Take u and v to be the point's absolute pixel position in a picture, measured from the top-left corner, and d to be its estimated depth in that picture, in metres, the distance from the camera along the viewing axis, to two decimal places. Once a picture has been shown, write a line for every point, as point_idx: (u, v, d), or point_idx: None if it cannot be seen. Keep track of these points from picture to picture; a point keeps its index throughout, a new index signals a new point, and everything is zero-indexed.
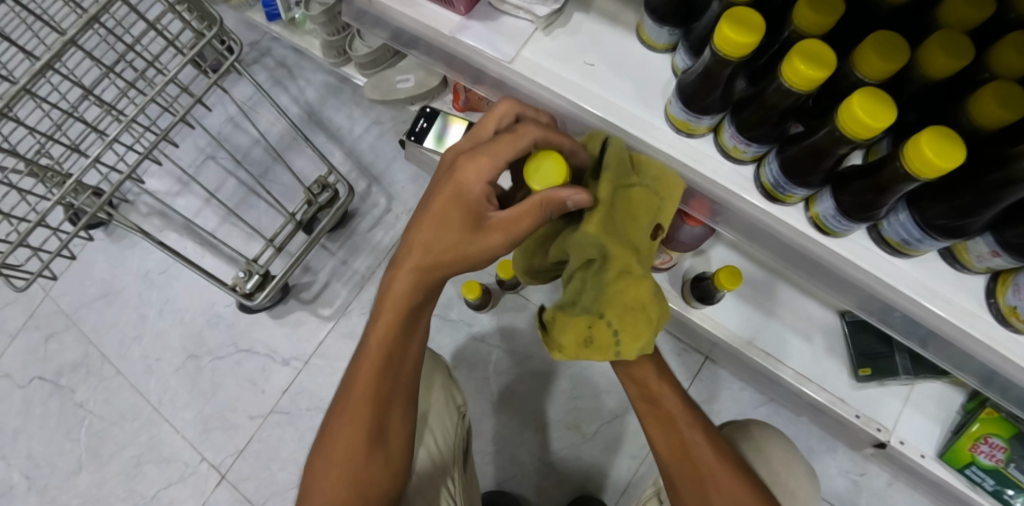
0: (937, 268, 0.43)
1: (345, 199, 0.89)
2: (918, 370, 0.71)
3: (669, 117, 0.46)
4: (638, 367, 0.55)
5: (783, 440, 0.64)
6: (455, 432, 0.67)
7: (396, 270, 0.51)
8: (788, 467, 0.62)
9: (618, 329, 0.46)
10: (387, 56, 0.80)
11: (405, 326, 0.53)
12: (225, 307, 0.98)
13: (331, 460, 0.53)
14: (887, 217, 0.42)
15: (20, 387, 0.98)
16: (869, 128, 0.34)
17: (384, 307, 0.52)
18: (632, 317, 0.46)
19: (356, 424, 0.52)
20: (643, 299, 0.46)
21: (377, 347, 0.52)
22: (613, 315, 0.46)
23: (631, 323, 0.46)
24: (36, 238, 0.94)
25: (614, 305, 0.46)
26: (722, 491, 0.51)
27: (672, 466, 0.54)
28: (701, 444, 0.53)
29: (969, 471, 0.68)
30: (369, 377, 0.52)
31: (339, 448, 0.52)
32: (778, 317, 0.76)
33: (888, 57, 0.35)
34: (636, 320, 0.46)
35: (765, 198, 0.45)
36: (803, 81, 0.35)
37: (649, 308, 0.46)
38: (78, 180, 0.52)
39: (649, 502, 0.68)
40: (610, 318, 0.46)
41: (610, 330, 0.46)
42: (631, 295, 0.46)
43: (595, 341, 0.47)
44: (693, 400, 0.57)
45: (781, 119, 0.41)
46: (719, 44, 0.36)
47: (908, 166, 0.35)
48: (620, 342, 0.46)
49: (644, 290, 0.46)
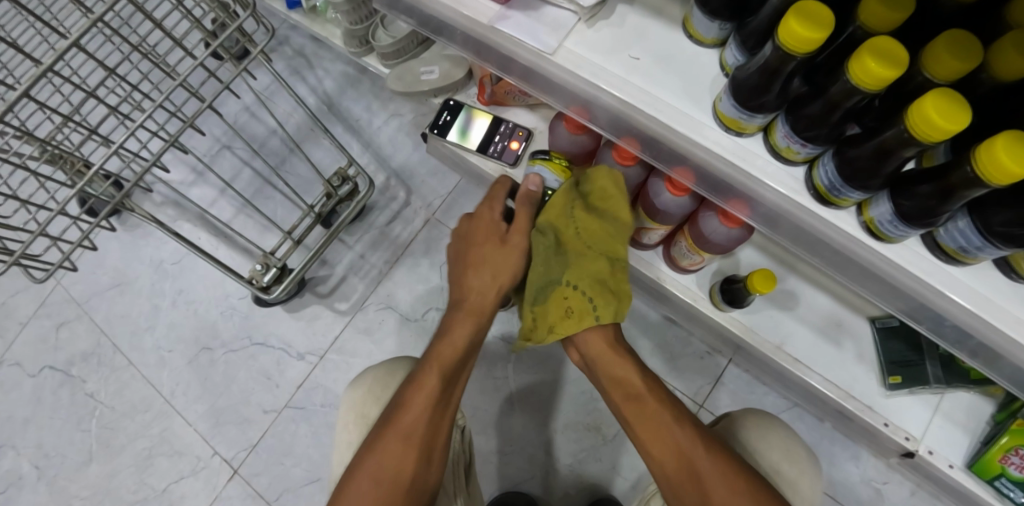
0: (992, 277, 0.41)
1: (365, 193, 0.88)
2: (950, 379, 0.69)
3: (718, 115, 0.45)
4: (621, 368, 0.61)
5: (781, 428, 0.61)
6: (456, 447, 0.65)
7: (457, 315, 0.65)
8: (793, 459, 0.59)
9: (592, 296, 0.60)
10: (411, 47, 0.78)
11: (459, 362, 0.62)
12: (239, 299, 0.97)
13: (373, 473, 0.52)
14: (945, 223, 0.40)
15: (31, 376, 0.97)
16: (942, 131, 0.33)
17: (444, 343, 0.62)
18: (597, 286, 0.61)
19: (407, 438, 0.54)
20: (601, 272, 0.61)
21: (438, 372, 0.59)
22: (583, 285, 0.60)
23: (598, 290, 0.60)
24: (55, 226, 0.93)
25: (580, 278, 0.61)
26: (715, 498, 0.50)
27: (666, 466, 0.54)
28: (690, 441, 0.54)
29: (998, 483, 0.66)
30: (430, 397, 0.57)
31: (387, 461, 0.53)
32: (807, 321, 0.75)
33: (962, 56, 0.34)
34: (600, 288, 0.61)
35: (816, 201, 0.44)
36: (872, 80, 0.33)
37: (604, 276, 0.61)
38: (101, 168, 0.50)
39: (652, 499, 0.66)
40: (583, 290, 0.60)
41: (585, 298, 0.60)
42: (593, 269, 0.61)
43: (575, 309, 0.60)
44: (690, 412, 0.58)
45: (841, 119, 0.39)
46: (785, 39, 0.35)
47: (981, 171, 0.34)
48: (596, 306, 0.60)
49: (598, 265, 0.61)
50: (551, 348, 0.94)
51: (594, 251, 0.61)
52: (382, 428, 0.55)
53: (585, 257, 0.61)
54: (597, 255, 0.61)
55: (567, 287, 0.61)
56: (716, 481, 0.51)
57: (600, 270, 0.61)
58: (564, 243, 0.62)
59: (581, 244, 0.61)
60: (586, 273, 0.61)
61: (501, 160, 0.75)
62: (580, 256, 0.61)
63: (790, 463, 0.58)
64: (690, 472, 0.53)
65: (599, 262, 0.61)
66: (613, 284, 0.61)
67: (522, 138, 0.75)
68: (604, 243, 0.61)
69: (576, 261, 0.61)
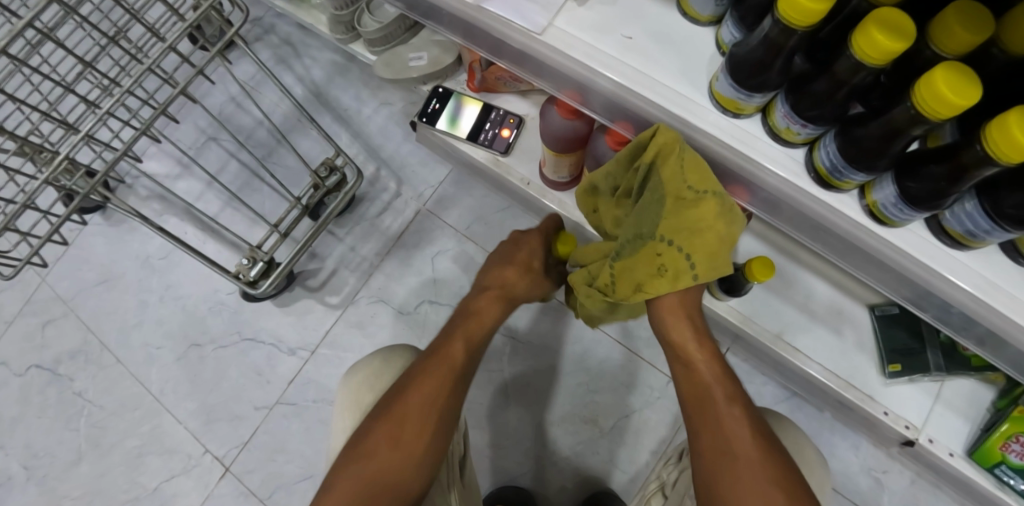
0: (999, 261, 0.40)
1: (353, 183, 0.86)
2: (951, 368, 0.68)
3: (715, 95, 0.43)
4: (676, 332, 0.57)
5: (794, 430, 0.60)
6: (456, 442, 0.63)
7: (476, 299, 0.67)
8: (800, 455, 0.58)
9: (688, 253, 0.46)
10: (399, 32, 0.75)
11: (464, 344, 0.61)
12: (228, 294, 0.95)
13: (361, 461, 0.51)
14: (951, 206, 0.39)
15: (17, 376, 0.95)
16: (952, 107, 0.31)
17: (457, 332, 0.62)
18: (699, 242, 0.45)
19: (398, 429, 0.52)
20: (707, 220, 0.45)
21: (444, 366, 0.57)
22: (680, 240, 0.46)
23: (700, 244, 0.46)
24: (24, 221, 0.91)
25: (679, 231, 0.46)
26: (747, 471, 0.50)
27: (703, 436, 0.54)
28: (737, 420, 0.53)
29: (998, 471, 0.65)
30: (429, 389, 0.55)
31: (374, 448, 0.51)
32: (805, 309, 0.73)
33: (974, 28, 0.32)
34: (704, 239, 0.45)
35: (818, 185, 0.42)
36: (878, 54, 0.32)
37: (715, 226, 0.45)
38: (67, 157, 0.50)
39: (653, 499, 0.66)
40: (680, 244, 0.46)
41: (680, 255, 0.46)
42: (698, 216, 0.45)
43: (668, 269, 0.47)
44: (739, 383, 0.57)
45: (846, 98, 0.37)
46: (786, 12, 0.33)
47: (992, 148, 0.32)
48: (693, 264, 0.46)
49: (707, 210, 0.45)
50: (546, 341, 0.93)
51: (698, 190, 0.45)
52: (378, 414, 0.54)
53: (688, 203, 0.45)
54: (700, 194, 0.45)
55: (660, 242, 0.47)
56: (750, 458, 0.50)
57: (711, 218, 0.45)
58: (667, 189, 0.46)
59: (684, 185, 0.45)
60: (691, 227, 0.45)
61: (492, 148, 0.73)
62: (688, 198, 0.45)
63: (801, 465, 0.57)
64: (726, 448, 0.52)
65: (711, 203, 0.45)
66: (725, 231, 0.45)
67: (513, 125, 0.73)
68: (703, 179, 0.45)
69: (680, 212, 0.46)
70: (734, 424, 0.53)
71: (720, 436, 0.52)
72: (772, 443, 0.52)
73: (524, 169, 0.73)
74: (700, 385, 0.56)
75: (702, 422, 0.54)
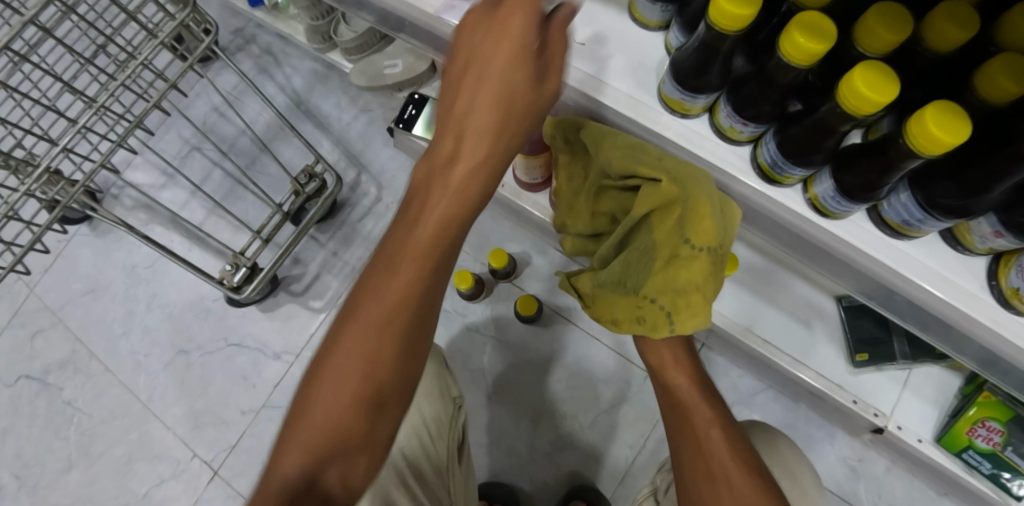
0: (939, 249, 0.42)
1: (333, 188, 0.88)
2: (916, 355, 0.70)
3: (663, 97, 0.45)
4: (654, 355, 0.62)
5: (793, 449, 0.65)
6: (446, 422, 0.67)
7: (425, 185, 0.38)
8: (792, 477, 0.62)
9: (670, 311, 0.49)
10: (375, 41, 0.78)
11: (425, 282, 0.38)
12: (213, 300, 0.97)
13: (309, 442, 0.37)
14: (888, 198, 0.40)
15: (8, 386, 0.96)
16: (872, 104, 0.33)
17: (394, 243, 0.38)
18: (682, 300, 0.48)
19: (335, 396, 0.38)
20: (696, 279, 0.46)
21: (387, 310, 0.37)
22: (663, 299, 0.48)
23: (683, 304, 0.48)
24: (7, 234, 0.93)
25: (664, 291, 0.48)
26: (732, 489, 0.51)
27: (687, 456, 0.56)
28: (717, 441, 0.55)
29: (966, 455, 0.67)
30: (358, 375, 0.37)
31: (304, 462, 0.38)
32: (774, 302, 0.76)
33: (893, 29, 0.34)
34: (687, 300, 0.47)
35: (762, 180, 0.44)
36: (802, 55, 0.33)
37: (703, 288, 0.46)
38: (47, 168, 0.52)
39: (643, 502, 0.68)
40: (660, 302, 0.49)
41: (662, 312, 0.49)
42: (684, 277, 0.46)
43: (647, 320, 0.51)
44: (724, 406, 0.60)
45: (782, 97, 0.39)
46: (716, 17, 0.35)
47: (913, 143, 0.34)
48: (673, 322, 0.49)
49: (696, 270, 0.46)
50: (526, 339, 0.94)
51: (695, 247, 0.45)
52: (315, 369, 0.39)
53: (678, 263, 0.46)
54: (694, 255, 0.45)
55: (641, 298, 0.50)
56: (732, 479, 0.52)
57: (697, 279, 0.46)
58: (660, 248, 0.47)
59: (680, 243, 0.45)
60: (676, 288, 0.47)
61: None
62: (678, 258, 0.46)
63: (793, 485, 0.61)
64: (709, 472, 0.54)
65: (700, 266, 0.45)
66: (710, 287, 0.47)
67: None
68: (706, 237, 0.44)
69: (668, 272, 0.47)
70: (715, 443, 0.55)
71: (704, 461, 0.54)
72: (760, 471, 0.52)
73: None
74: (682, 411, 0.59)
75: (687, 444, 0.57)
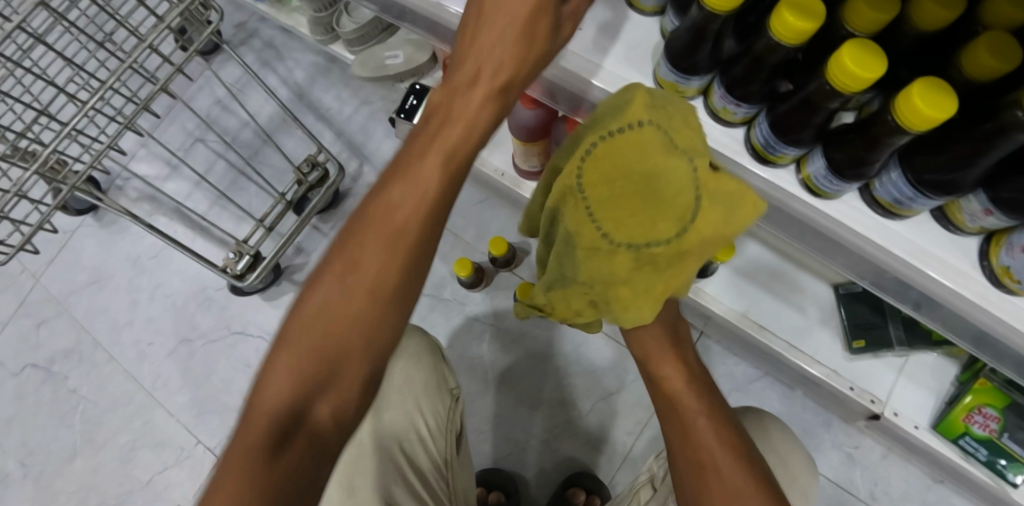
0: (930, 228, 0.43)
1: (335, 177, 0.89)
2: (912, 341, 0.70)
3: (658, 79, 0.46)
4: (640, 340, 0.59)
5: (784, 431, 0.66)
6: (448, 415, 0.68)
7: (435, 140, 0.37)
8: (784, 465, 0.63)
9: (613, 301, 0.40)
10: (376, 32, 0.79)
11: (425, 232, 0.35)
12: (216, 290, 0.98)
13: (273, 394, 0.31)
14: (879, 177, 0.41)
15: (14, 375, 0.97)
16: (859, 80, 0.34)
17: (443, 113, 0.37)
18: (618, 292, 0.39)
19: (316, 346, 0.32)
20: (623, 273, 0.37)
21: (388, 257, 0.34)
22: (598, 287, 0.40)
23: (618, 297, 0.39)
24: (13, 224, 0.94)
25: (597, 281, 0.40)
26: (722, 481, 0.51)
27: (676, 446, 0.56)
28: (705, 430, 0.54)
29: (963, 441, 0.67)
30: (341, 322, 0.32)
31: (310, 368, 0.32)
32: (770, 289, 0.77)
33: (878, 8, 0.35)
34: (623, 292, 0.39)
35: (756, 160, 0.45)
36: (791, 33, 0.34)
37: (632, 281, 0.38)
38: (54, 149, 0.53)
39: (642, 489, 0.69)
40: (596, 291, 0.40)
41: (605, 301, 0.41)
42: (611, 268, 0.38)
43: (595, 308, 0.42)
44: (714, 396, 0.58)
45: (771, 76, 0.40)
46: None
47: (900, 119, 0.35)
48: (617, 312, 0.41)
49: (620, 262, 0.37)
50: (526, 328, 0.95)
51: (610, 239, 0.37)
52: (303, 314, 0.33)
53: (597, 253, 0.38)
54: (612, 242, 0.37)
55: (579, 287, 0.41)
56: (722, 474, 0.51)
57: (626, 272, 0.37)
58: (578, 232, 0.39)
59: (592, 230, 0.37)
60: (609, 277, 0.38)
61: None
62: (595, 247, 0.38)
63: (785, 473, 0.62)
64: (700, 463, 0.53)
65: (621, 257, 0.37)
66: (654, 276, 0.37)
67: None
68: (621, 219, 0.36)
69: (593, 260, 0.39)
70: (704, 433, 0.54)
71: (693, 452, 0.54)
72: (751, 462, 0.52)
73: (497, 161, 0.78)
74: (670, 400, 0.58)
75: (676, 435, 0.56)
